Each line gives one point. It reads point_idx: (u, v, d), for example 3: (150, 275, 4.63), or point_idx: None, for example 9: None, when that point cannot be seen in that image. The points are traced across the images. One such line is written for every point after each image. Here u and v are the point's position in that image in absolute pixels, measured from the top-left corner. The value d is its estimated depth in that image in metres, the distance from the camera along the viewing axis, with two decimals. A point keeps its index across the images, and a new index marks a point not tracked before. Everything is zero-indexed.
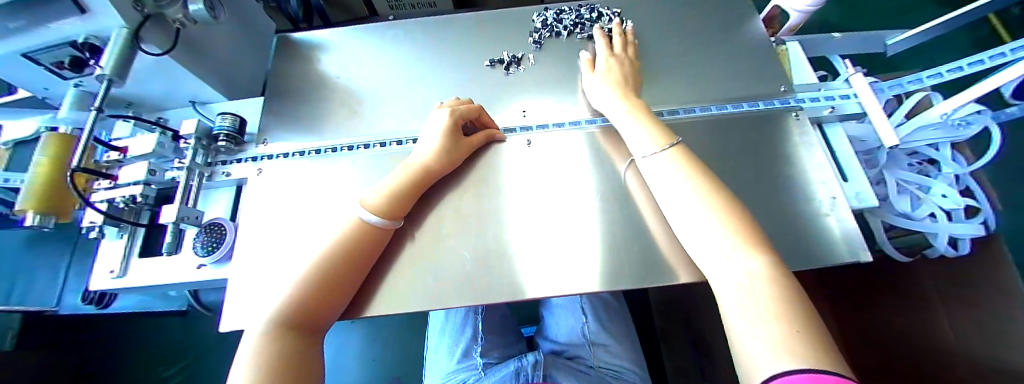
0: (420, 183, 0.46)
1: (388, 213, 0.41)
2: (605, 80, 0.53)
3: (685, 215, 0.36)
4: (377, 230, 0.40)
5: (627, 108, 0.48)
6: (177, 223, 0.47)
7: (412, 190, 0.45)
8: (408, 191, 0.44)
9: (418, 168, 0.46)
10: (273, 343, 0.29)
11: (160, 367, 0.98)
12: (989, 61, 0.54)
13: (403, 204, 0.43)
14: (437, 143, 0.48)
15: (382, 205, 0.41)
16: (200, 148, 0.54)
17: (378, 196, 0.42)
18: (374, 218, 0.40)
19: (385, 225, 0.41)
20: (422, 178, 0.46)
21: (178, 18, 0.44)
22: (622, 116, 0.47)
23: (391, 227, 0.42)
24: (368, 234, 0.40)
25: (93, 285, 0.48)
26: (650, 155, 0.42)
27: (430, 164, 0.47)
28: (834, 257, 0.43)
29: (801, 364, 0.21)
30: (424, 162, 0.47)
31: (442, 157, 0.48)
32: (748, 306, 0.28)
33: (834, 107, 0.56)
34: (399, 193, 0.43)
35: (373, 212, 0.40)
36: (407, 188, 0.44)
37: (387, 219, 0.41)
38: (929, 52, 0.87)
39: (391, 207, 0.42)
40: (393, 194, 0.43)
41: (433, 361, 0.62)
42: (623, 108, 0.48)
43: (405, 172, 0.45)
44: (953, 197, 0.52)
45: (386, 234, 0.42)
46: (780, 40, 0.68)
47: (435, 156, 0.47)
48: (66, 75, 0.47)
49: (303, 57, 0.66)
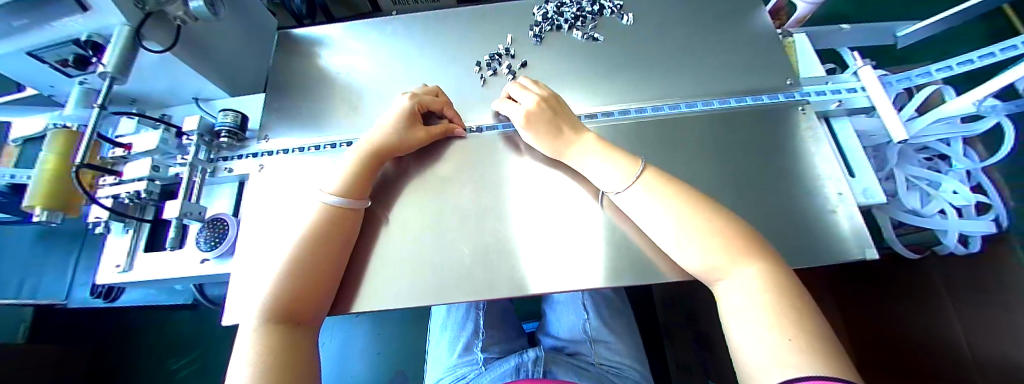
0: (377, 157, 0.46)
1: (351, 193, 0.42)
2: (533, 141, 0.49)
3: (657, 218, 0.37)
4: (343, 211, 0.41)
5: (581, 162, 0.45)
6: (180, 218, 0.48)
7: (367, 170, 0.45)
8: (364, 169, 0.44)
9: (371, 146, 0.46)
10: (267, 335, 0.30)
11: (170, 360, 1.00)
12: (1003, 52, 0.52)
13: (366, 182, 0.44)
14: (391, 122, 0.48)
15: (341, 185, 0.42)
16: (203, 145, 0.55)
17: (338, 180, 0.43)
18: (335, 198, 0.40)
19: (346, 205, 0.41)
20: (381, 155, 0.47)
21: (179, 16, 0.45)
22: (576, 155, 0.45)
23: (358, 207, 0.42)
24: (338, 217, 0.40)
25: (100, 279, 0.49)
26: (624, 192, 0.40)
27: (382, 141, 0.47)
28: (843, 256, 0.42)
29: (799, 373, 0.22)
30: (377, 140, 0.47)
31: (396, 135, 0.48)
32: (745, 312, 0.28)
33: (841, 101, 0.55)
34: (356, 172, 0.44)
35: (335, 194, 0.41)
36: (362, 165, 0.44)
37: (349, 199, 0.42)
38: (940, 45, 0.84)
39: (350, 185, 0.42)
40: (349, 171, 0.43)
41: (433, 355, 0.63)
42: (580, 163, 0.45)
43: (359, 150, 0.46)
44: (965, 194, 0.51)
45: (354, 214, 0.42)
46: (787, 31, 0.66)
47: (387, 134, 0.48)
48: (71, 72, 0.48)
49: (303, 53, 0.66)
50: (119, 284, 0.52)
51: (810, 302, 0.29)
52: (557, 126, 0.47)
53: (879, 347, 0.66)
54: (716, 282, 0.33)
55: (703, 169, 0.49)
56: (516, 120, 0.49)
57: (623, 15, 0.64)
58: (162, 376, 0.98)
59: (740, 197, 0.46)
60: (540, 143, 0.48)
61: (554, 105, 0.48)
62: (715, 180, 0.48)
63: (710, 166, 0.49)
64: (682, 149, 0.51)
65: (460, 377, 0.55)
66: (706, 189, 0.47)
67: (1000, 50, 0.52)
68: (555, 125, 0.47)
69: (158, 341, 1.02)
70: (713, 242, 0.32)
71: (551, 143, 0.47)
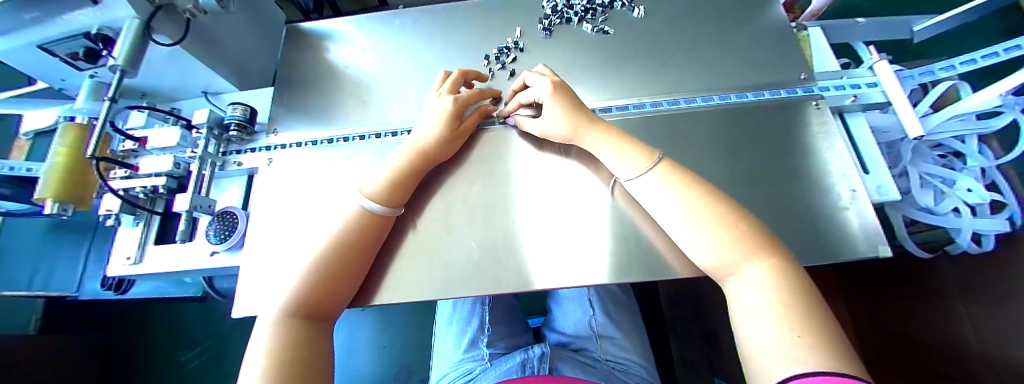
0: (418, 164, 0.45)
1: (388, 201, 0.42)
2: (553, 116, 0.47)
3: (669, 212, 0.36)
4: (378, 218, 0.41)
5: (604, 141, 0.44)
6: (190, 211, 0.48)
7: (409, 177, 0.44)
8: (408, 176, 0.44)
9: (415, 153, 0.46)
10: (280, 329, 0.30)
11: (178, 351, 1.02)
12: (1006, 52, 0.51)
13: (406, 189, 0.44)
14: (436, 128, 0.47)
15: (380, 191, 0.41)
16: (212, 138, 0.55)
17: (377, 184, 0.42)
18: (373, 205, 0.40)
19: (384, 213, 0.41)
20: (422, 164, 0.46)
21: (189, 10, 0.45)
22: (594, 144, 0.45)
23: (392, 215, 0.42)
24: (372, 223, 0.40)
25: (111, 270, 0.49)
26: (634, 179, 0.40)
27: (429, 149, 0.47)
28: (855, 253, 0.42)
29: (809, 370, 0.22)
30: (421, 147, 0.46)
31: (442, 142, 0.47)
32: (756, 308, 0.28)
33: (857, 96, 0.54)
34: (398, 179, 0.43)
35: (373, 200, 0.41)
36: (405, 174, 0.44)
37: (386, 207, 0.41)
38: (954, 41, 0.83)
39: (389, 192, 0.42)
40: (392, 179, 0.43)
41: (439, 350, 0.63)
42: (602, 142, 0.44)
43: (403, 156, 0.45)
44: (979, 192, 0.50)
45: (388, 221, 0.42)
46: (801, 25, 0.65)
47: (433, 141, 0.47)
48: (81, 66, 0.48)
49: (311, 46, 0.66)
50: (131, 276, 0.52)
51: (823, 301, 0.28)
52: (579, 109, 0.46)
53: (890, 347, 0.66)
54: (727, 278, 0.33)
55: (716, 163, 0.48)
56: (542, 93, 0.48)
57: (634, 8, 0.63)
58: (171, 367, 0.99)
59: (752, 193, 0.46)
60: (560, 122, 0.46)
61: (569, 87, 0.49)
62: (728, 176, 0.47)
63: (720, 161, 0.49)
64: (692, 144, 0.50)
65: (466, 371, 0.55)
66: (718, 185, 0.47)
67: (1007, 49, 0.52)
68: (579, 109, 0.46)
69: (166, 334, 1.04)
70: (726, 238, 0.32)
71: (574, 126, 0.46)
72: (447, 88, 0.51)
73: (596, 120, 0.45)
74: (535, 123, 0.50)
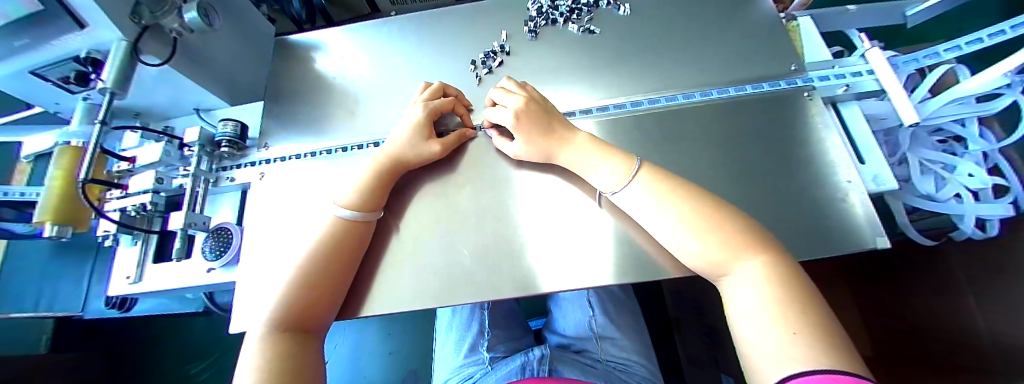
0: (394, 169, 0.46)
1: (363, 206, 0.42)
2: (523, 143, 0.47)
3: (659, 214, 0.36)
4: (355, 223, 0.41)
5: (579, 153, 0.43)
6: (185, 229, 0.48)
7: (383, 184, 0.44)
8: (378, 182, 0.44)
9: (387, 159, 0.45)
10: (273, 344, 0.30)
11: (186, 364, 1.03)
12: (992, 38, 0.51)
13: (380, 195, 0.44)
14: (405, 136, 0.47)
15: (355, 199, 0.42)
16: (204, 155, 0.55)
17: (349, 193, 0.42)
18: (348, 212, 0.40)
19: (359, 218, 0.41)
20: (396, 168, 0.46)
21: (175, 28, 0.45)
22: (571, 160, 0.45)
23: (369, 219, 0.42)
24: (350, 230, 0.40)
25: (112, 290, 0.50)
26: (619, 192, 0.39)
27: (401, 154, 0.46)
28: (852, 245, 0.41)
29: (809, 368, 0.22)
30: (392, 151, 0.46)
31: (413, 147, 0.47)
32: (753, 307, 0.27)
33: (849, 85, 0.53)
34: (370, 186, 0.43)
35: (348, 207, 0.41)
36: (378, 180, 0.44)
37: (362, 212, 0.41)
38: (952, 22, 0.81)
39: (363, 198, 0.42)
40: (365, 185, 0.43)
41: (440, 356, 0.63)
42: (577, 157, 0.44)
43: (375, 163, 0.45)
44: (981, 177, 0.49)
45: (367, 227, 0.42)
46: (791, 15, 0.64)
47: (405, 146, 0.47)
48: (73, 89, 0.49)
49: (300, 59, 0.66)
50: (132, 295, 0.53)
51: (821, 297, 0.28)
52: (547, 126, 0.46)
53: (896, 341, 0.65)
54: (721, 278, 0.32)
55: (709, 159, 0.48)
56: (506, 122, 0.48)
57: (620, 6, 0.62)
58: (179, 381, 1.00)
59: (745, 188, 0.45)
60: (532, 144, 0.46)
61: (536, 103, 0.48)
62: (720, 172, 0.47)
63: (712, 158, 0.48)
64: (687, 141, 0.50)
65: (466, 377, 0.55)
66: (712, 182, 0.46)
67: (991, 35, 0.51)
68: (547, 127, 0.46)
69: (174, 348, 1.05)
70: (716, 236, 0.31)
71: (546, 144, 0.46)
72: (421, 95, 0.52)
73: (569, 138, 0.45)
74: (509, 147, 0.50)
